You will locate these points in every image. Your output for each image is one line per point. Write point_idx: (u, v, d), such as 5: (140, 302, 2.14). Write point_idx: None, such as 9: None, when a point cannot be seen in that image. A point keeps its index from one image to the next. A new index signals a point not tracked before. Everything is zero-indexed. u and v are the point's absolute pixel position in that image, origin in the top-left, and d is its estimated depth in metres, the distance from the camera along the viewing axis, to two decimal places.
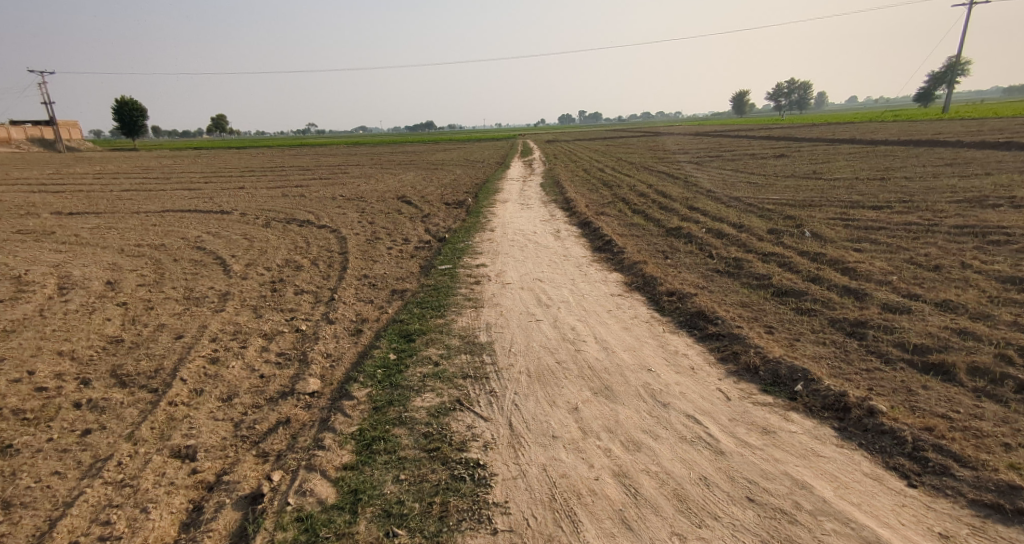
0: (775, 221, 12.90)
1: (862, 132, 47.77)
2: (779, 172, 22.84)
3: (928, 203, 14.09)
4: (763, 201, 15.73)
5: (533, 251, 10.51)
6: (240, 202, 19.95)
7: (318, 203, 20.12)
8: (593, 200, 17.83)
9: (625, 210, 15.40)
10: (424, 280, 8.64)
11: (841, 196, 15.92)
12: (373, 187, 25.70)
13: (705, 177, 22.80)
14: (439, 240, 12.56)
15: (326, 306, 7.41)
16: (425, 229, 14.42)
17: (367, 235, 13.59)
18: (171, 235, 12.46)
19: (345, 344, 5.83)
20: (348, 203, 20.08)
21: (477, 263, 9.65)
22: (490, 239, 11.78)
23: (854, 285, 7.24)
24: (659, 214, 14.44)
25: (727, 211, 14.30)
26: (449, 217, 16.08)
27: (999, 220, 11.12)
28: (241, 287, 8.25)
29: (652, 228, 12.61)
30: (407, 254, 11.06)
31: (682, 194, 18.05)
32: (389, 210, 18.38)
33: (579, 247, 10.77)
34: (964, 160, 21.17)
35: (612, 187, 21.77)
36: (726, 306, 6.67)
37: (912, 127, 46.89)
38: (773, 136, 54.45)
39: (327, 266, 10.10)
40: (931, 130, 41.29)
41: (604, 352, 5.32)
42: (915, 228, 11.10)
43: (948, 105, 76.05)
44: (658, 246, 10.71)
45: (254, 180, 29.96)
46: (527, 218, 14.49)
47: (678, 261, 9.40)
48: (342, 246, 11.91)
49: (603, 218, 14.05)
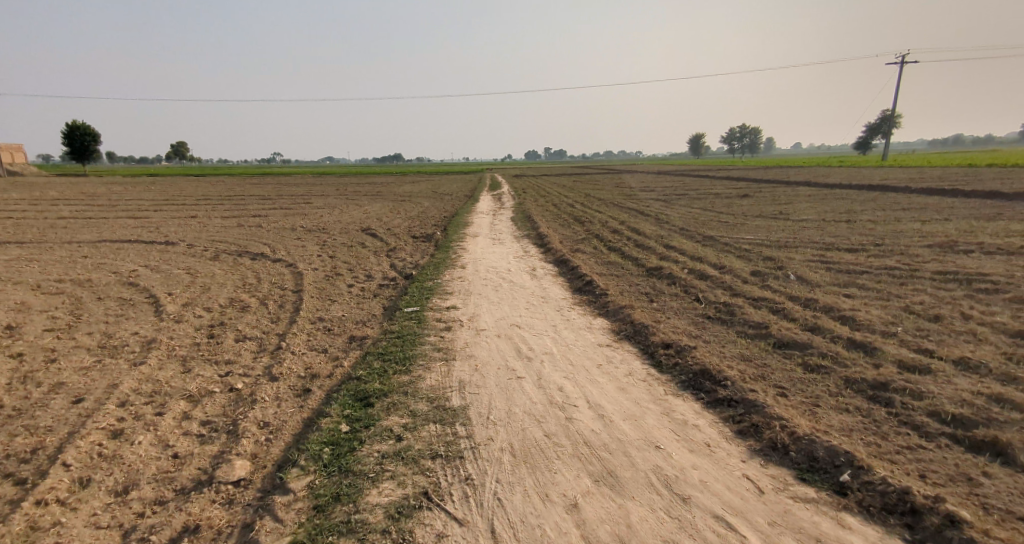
0: (755, 261, 12.54)
1: (815, 175, 49.81)
2: (747, 211, 22.96)
3: (901, 246, 14.05)
4: (738, 240, 15.46)
5: (508, 292, 9.71)
6: (189, 233, 18.58)
7: (276, 235, 18.96)
8: (566, 236, 17.29)
9: (601, 248, 14.87)
10: (387, 325, 7.68)
11: (814, 237, 15.83)
12: (336, 218, 24.62)
13: (675, 215, 22.71)
14: (406, 277, 11.64)
15: (270, 358, 6.35)
16: (391, 264, 13.49)
17: (327, 270, 12.55)
18: (102, 269, 11.16)
19: (287, 409, 4.80)
20: (310, 235, 19.00)
21: (447, 305, 8.77)
22: (461, 277, 10.95)
23: (859, 337, 6.67)
24: (637, 252, 13.95)
25: (705, 251, 13.93)
26: (417, 252, 15.19)
27: (978, 266, 11.00)
28: (171, 333, 7.09)
29: (630, 267, 12.04)
30: (370, 293, 10.10)
31: (655, 232, 17.72)
32: (353, 243, 17.38)
33: (558, 288, 10.05)
34: (921, 205, 21.76)
35: (584, 222, 21.37)
36: (728, 360, 5.97)
37: (862, 173, 49.26)
38: (733, 177, 56.26)
39: (278, 307, 9.02)
40: (878, 177, 43.48)
41: (601, 423, 4.50)
42: (898, 272, 10.85)
43: (889, 155, 81.19)
44: (640, 288, 10.09)
45: (209, 209, 28.46)
46: (500, 255, 13.75)
47: (664, 305, 8.76)
48: (297, 284, 10.86)
49: (580, 256, 13.44)
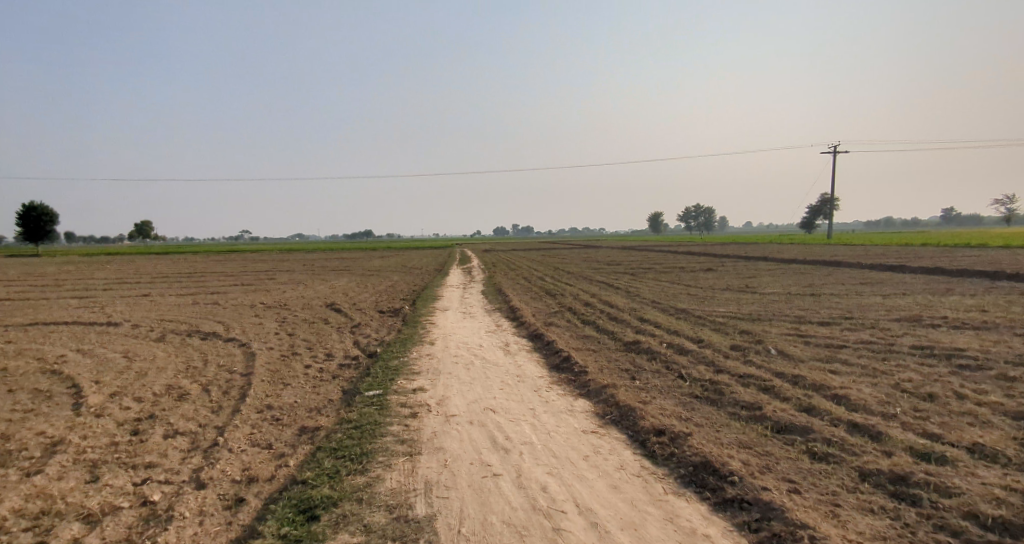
0: (732, 334, 12.22)
1: (772, 251, 51.90)
2: (715, 284, 23.17)
3: (872, 316, 14.04)
4: (711, 313, 15.29)
5: (480, 370, 9.00)
6: (136, 313, 17.39)
7: (233, 313, 17.90)
8: (539, 309, 16.84)
9: (575, 321, 14.41)
10: (345, 413, 6.82)
11: (785, 308, 15.81)
12: (299, 293, 23.71)
13: (646, 288, 22.70)
14: (369, 355, 10.81)
15: (201, 459, 5.42)
16: (353, 341, 12.63)
17: (283, 349, 11.61)
18: (24, 356, 10.00)
19: (211, 530, 3.91)
20: (269, 312, 18.01)
21: (413, 387, 7.98)
22: (429, 354, 10.20)
23: (859, 417, 6.19)
24: (612, 325, 13.52)
25: (681, 323, 13.62)
26: (382, 328, 14.39)
27: (952, 338, 10.91)
28: (86, 431, 6.08)
29: (607, 341, 11.54)
30: (328, 375, 9.22)
31: (628, 305, 17.47)
32: (314, 319, 16.48)
33: (533, 365, 9.41)
34: (879, 278, 22.38)
35: (555, 295, 21.07)
36: (727, 448, 5.37)
37: (814, 249, 51.56)
38: (694, 251, 58.20)
39: (222, 393, 8.06)
40: (830, 252, 45.43)
41: (595, 534, 3.77)
42: (876, 344, 10.64)
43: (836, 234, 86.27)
44: (620, 363, 9.54)
45: (164, 287, 27.17)
46: (470, 329, 13.09)
47: (647, 383, 8.20)
48: (248, 366, 9.89)
49: (553, 330, 12.90)
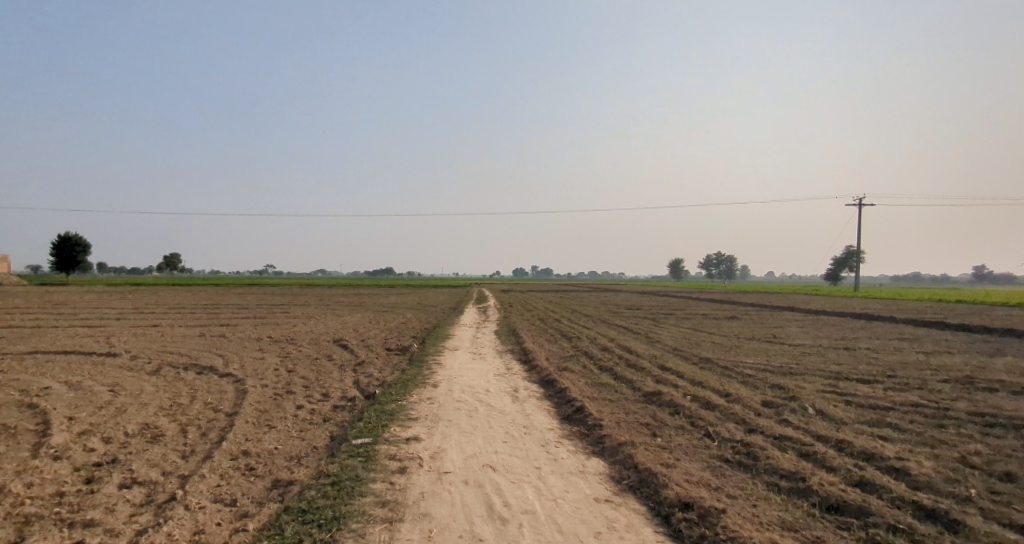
0: (763, 387, 11.16)
1: (795, 301, 50.23)
2: (739, 333, 22.00)
3: (917, 374, 12.83)
4: (738, 363, 14.24)
5: (483, 419, 8.15)
6: (140, 344, 17.00)
7: (236, 346, 17.37)
8: (552, 353, 15.95)
9: (590, 367, 13.46)
10: (325, 465, 6.03)
11: (818, 360, 14.66)
12: (309, 328, 23.22)
13: (666, 334, 21.65)
14: (367, 396, 10.05)
15: (151, 516, 4.69)
16: (353, 381, 11.88)
17: (278, 388, 10.92)
18: (7, 387, 9.51)
19: None
20: (274, 347, 17.45)
21: (406, 436, 7.17)
22: (429, 398, 9.40)
23: (926, 498, 5.19)
24: (630, 373, 12.54)
25: (705, 374, 12.58)
26: (386, 367, 13.64)
27: (1014, 405, 9.71)
28: (35, 476, 5.43)
29: (625, 391, 10.58)
30: (318, 419, 8.46)
31: (648, 351, 16.48)
32: (318, 355, 15.83)
33: (542, 414, 8.53)
34: (917, 335, 20.96)
35: (571, 338, 20.14)
36: (769, 531, 4.43)
37: (841, 301, 49.72)
38: (714, 299, 56.76)
39: (199, 436, 7.38)
40: (857, 305, 43.68)
41: None
42: (927, 407, 9.51)
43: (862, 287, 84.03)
44: (639, 417, 8.61)
45: (177, 318, 27.01)
46: (478, 372, 12.25)
47: (669, 442, 7.25)
48: (235, 405, 9.20)
49: (567, 376, 12.00)
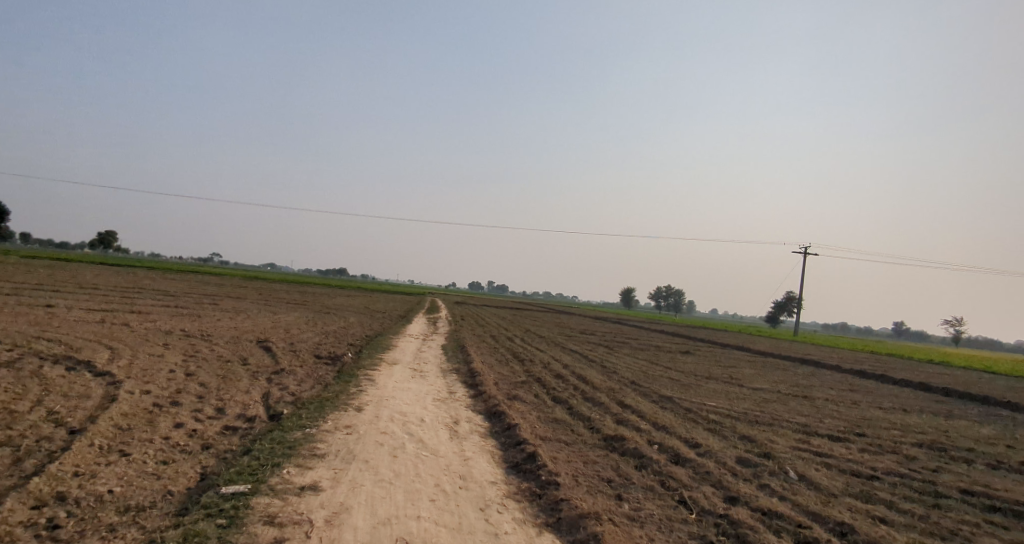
0: (732, 437, 9.93)
1: (743, 341, 50.70)
2: (696, 370, 21.10)
3: (886, 432, 11.93)
4: (700, 405, 13.09)
5: (409, 462, 6.42)
6: (16, 328, 14.36)
7: (136, 339, 14.90)
8: (501, 376, 14.38)
9: (543, 398, 11.92)
10: (163, 531, 4.20)
11: (782, 407, 13.69)
12: (233, 324, 20.80)
13: (622, 365, 20.50)
14: (270, 418, 8.15)
15: None
16: (262, 394, 9.89)
17: (161, 398, 8.86)
18: None
19: None
20: (183, 344, 15.08)
21: (301, 484, 5.40)
22: (347, 426, 7.59)
23: None
24: (588, 410, 11.07)
25: (670, 416, 11.25)
26: (307, 379, 11.69)
27: (1002, 482, 8.78)
28: None
29: (582, 433, 9.06)
30: (193, 449, 6.51)
31: (604, 383, 15.17)
32: (232, 357, 13.70)
33: (485, 458, 6.89)
34: (871, 387, 20.55)
35: (522, 361, 18.65)
36: None
37: (786, 345, 50.58)
38: (665, 331, 56.84)
39: (6, 474, 5.37)
40: (802, 350, 44.23)
41: None
42: (915, 477, 8.42)
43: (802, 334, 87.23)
44: (600, 470, 7.10)
45: (82, 300, 23.90)
46: (414, 395, 10.47)
47: (641, 513, 5.73)
48: (89, 422, 7.12)
49: (516, 407, 10.43)
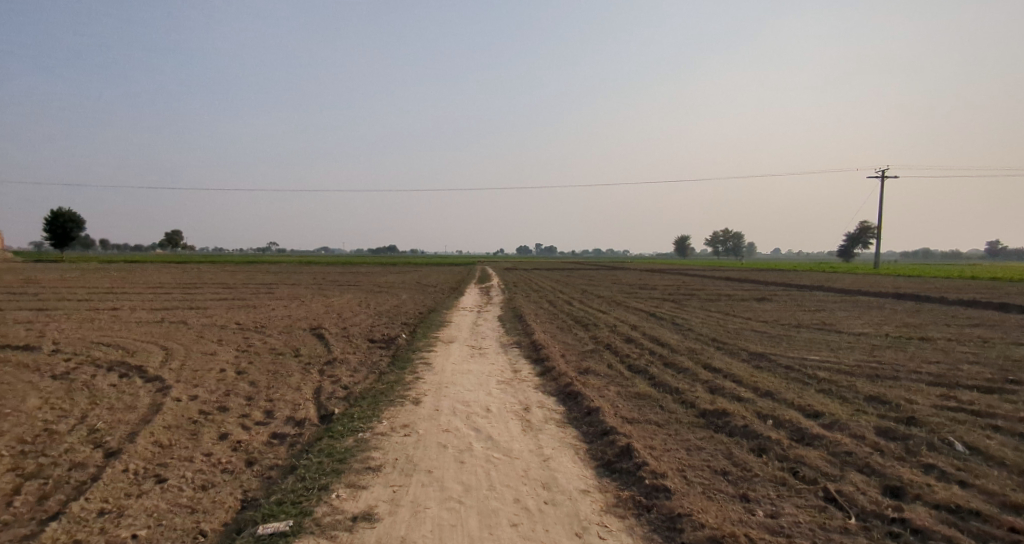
0: (854, 397, 8.33)
1: (818, 280, 47.17)
2: (778, 319, 19.18)
3: None
4: (800, 360, 11.44)
5: (480, 470, 5.33)
6: (79, 335, 14.41)
7: (192, 337, 14.66)
8: (567, 346, 13.20)
9: (619, 370, 10.62)
10: None
11: (897, 355, 11.79)
12: (289, 312, 20.63)
13: (695, 321, 18.86)
14: (322, 420, 7.31)
15: None
16: (313, 391, 9.14)
17: (208, 403, 8.22)
18: None
19: None
20: (237, 338, 14.75)
21: (352, 513, 4.41)
22: (405, 427, 6.61)
23: None
24: (673, 380, 9.72)
25: (771, 378, 9.71)
26: (362, 367, 10.92)
27: None
28: None
29: (675, 411, 7.73)
30: (235, 467, 5.69)
31: (682, 344, 13.72)
32: (287, 349, 13.21)
33: (570, 456, 5.71)
34: (990, 319, 17.93)
35: (586, 326, 17.40)
36: None
37: (868, 279, 46.66)
38: (729, 277, 53.88)
39: (26, 519, 4.68)
40: (888, 284, 40.54)
41: None
42: None
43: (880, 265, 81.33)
44: (711, 460, 5.78)
45: (148, 301, 24.48)
46: (475, 379, 9.43)
47: (785, 521, 4.39)
48: (126, 439, 6.45)
49: (591, 384, 9.23)
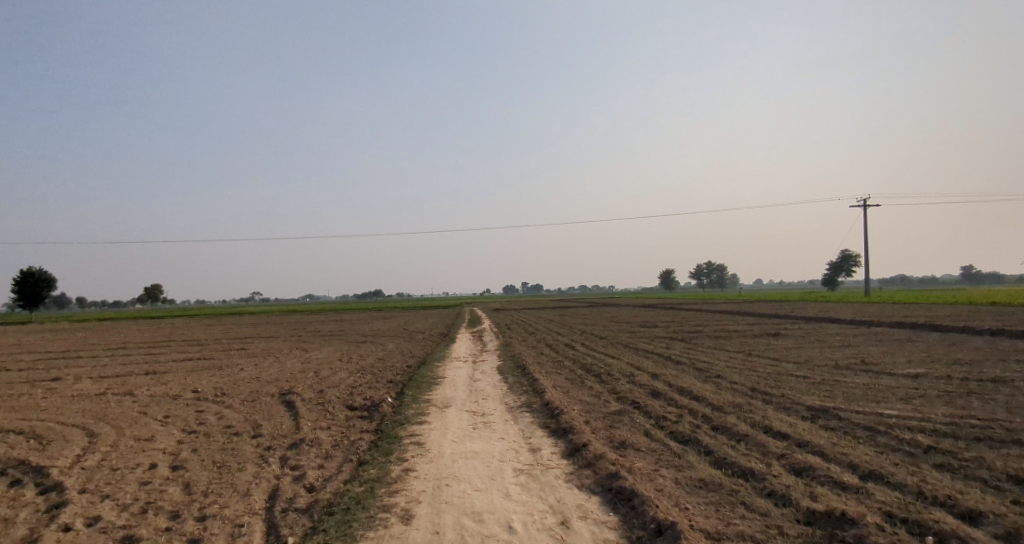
0: (998, 478, 6.17)
1: (821, 310, 45.66)
2: (811, 359, 17.13)
3: None
4: (876, 416, 9.33)
5: None
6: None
7: (131, 414, 12.05)
8: (587, 407, 10.94)
9: (663, 443, 8.36)
10: None
11: (987, 404, 9.75)
12: (257, 374, 18.02)
13: (720, 365, 16.71)
14: None
15: None
16: (266, 498, 6.74)
17: (109, 531, 5.78)
18: None
19: None
20: (187, 413, 12.19)
21: None
22: None
23: None
24: (738, 455, 7.51)
25: (863, 448, 7.53)
26: (335, 454, 8.53)
27: None
28: None
29: (769, 514, 5.50)
30: None
31: (721, 398, 11.54)
32: (246, 426, 10.76)
33: None
34: None
35: (600, 376, 15.13)
36: None
37: (869, 308, 45.26)
38: (729, 311, 52.10)
39: None
40: (895, 312, 39.16)
41: None
42: None
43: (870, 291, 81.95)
44: None
45: (99, 366, 21.62)
46: (483, 469, 7.08)
47: None
48: None
49: (636, 467, 6.96)
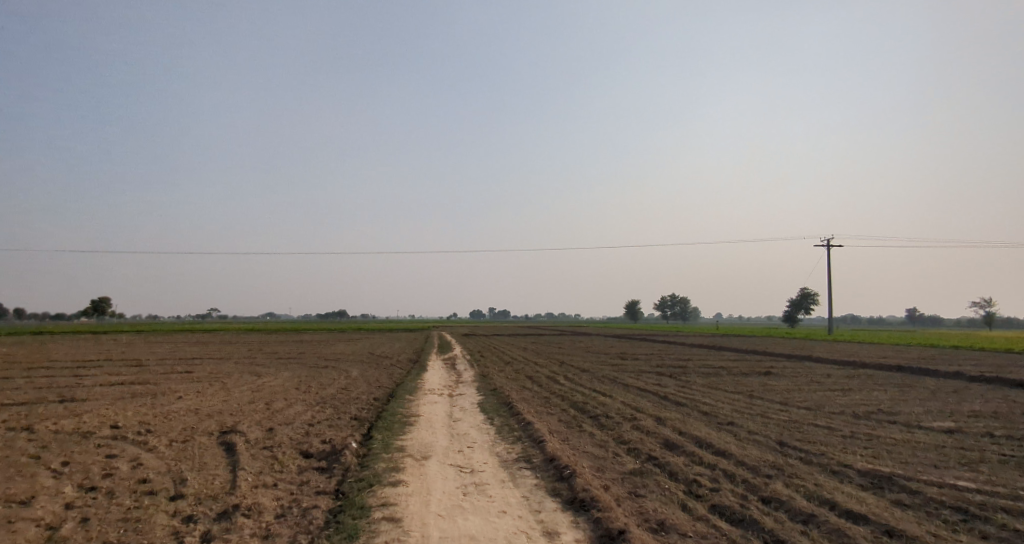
0: None
1: (794, 348, 45.38)
2: (821, 406, 15.69)
3: None
4: (952, 489, 7.72)
5: None
6: None
7: (17, 460, 9.40)
8: (596, 464, 9.02)
9: (711, 523, 6.50)
10: None
11: None
12: (195, 405, 15.35)
13: (726, 409, 15.06)
14: None
15: None
16: None
17: None
18: None
19: None
20: (94, 459, 9.61)
21: None
22: None
23: None
24: None
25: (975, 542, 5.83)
26: (275, 533, 6.29)
27: None
28: None
29: None
30: None
31: (752, 456, 9.80)
32: (166, 480, 8.37)
33: None
34: None
35: (598, 421, 13.20)
36: None
37: (840, 347, 45.24)
38: (702, 345, 51.51)
39: None
40: (867, 353, 39.15)
41: None
42: None
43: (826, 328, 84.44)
44: None
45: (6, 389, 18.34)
46: None
47: None
48: None
49: None
